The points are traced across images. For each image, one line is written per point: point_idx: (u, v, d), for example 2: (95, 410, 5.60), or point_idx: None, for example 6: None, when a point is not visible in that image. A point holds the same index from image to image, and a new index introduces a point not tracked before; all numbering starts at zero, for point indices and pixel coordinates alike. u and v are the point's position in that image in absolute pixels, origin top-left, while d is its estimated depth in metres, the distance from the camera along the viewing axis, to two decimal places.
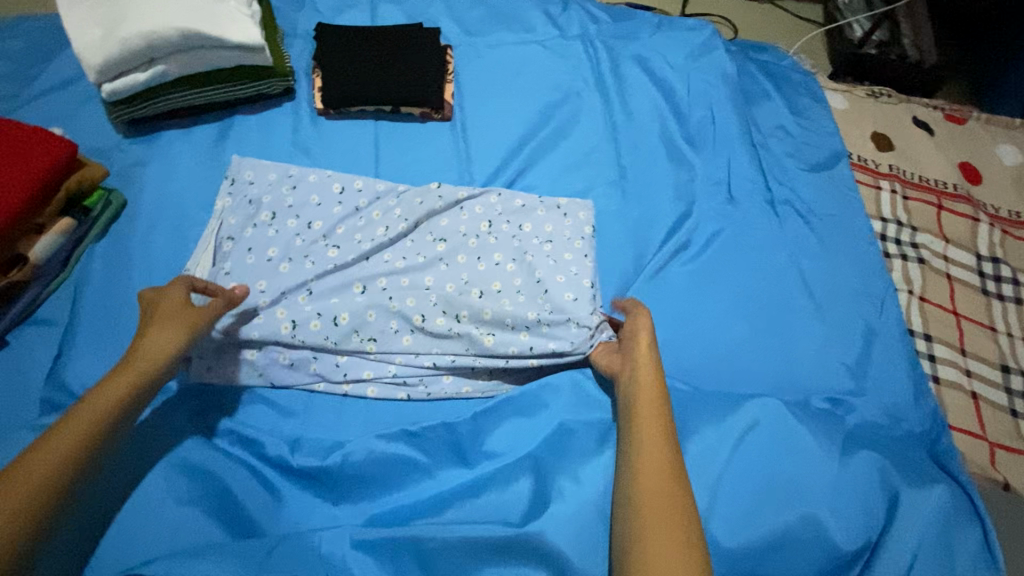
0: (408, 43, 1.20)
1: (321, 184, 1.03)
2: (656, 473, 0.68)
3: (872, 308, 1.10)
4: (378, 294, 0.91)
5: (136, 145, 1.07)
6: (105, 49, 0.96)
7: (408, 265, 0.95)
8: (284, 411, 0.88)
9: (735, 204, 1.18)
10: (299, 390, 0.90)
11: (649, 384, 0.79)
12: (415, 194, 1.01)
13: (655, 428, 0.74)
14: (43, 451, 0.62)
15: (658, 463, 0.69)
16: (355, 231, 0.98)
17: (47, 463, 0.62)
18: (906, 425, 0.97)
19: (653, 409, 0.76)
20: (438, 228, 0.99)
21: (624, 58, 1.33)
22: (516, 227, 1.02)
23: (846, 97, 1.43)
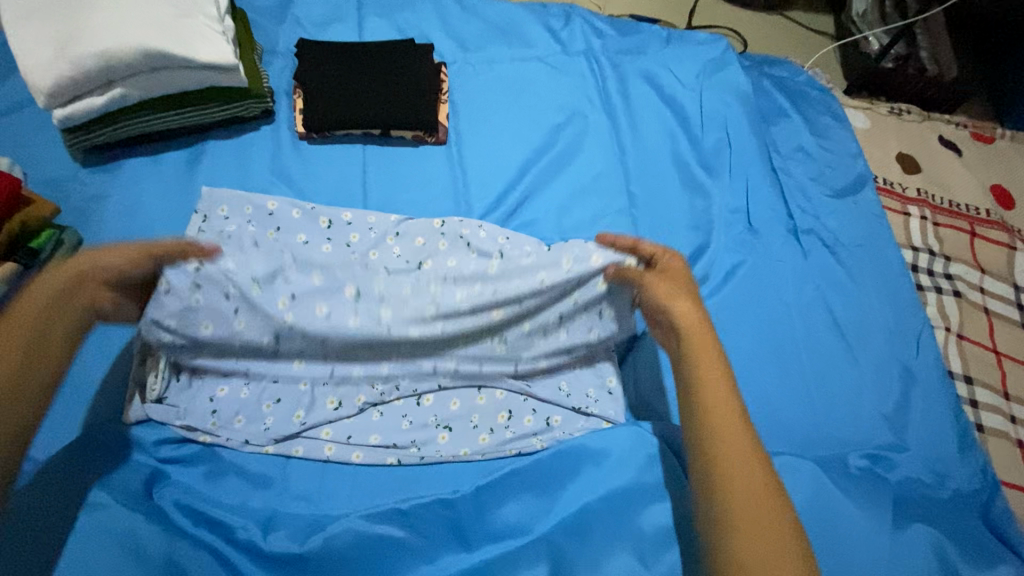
0: (397, 60, 1.10)
1: (307, 220, 0.94)
2: (741, 460, 0.60)
3: (908, 349, 1.00)
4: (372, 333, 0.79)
5: (95, 175, 0.97)
6: (57, 71, 0.85)
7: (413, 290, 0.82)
8: (257, 482, 0.78)
9: (756, 234, 1.08)
10: (277, 455, 0.80)
11: (704, 341, 0.69)
12: (418, 230, 0.93)
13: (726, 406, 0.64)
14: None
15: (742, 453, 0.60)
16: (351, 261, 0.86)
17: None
18: (952, 483, 0.87)
19: (717, 379, 0.65)
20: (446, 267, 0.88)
21: (632, 75, 1.24)
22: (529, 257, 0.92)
23: (866, 115, 1.34)
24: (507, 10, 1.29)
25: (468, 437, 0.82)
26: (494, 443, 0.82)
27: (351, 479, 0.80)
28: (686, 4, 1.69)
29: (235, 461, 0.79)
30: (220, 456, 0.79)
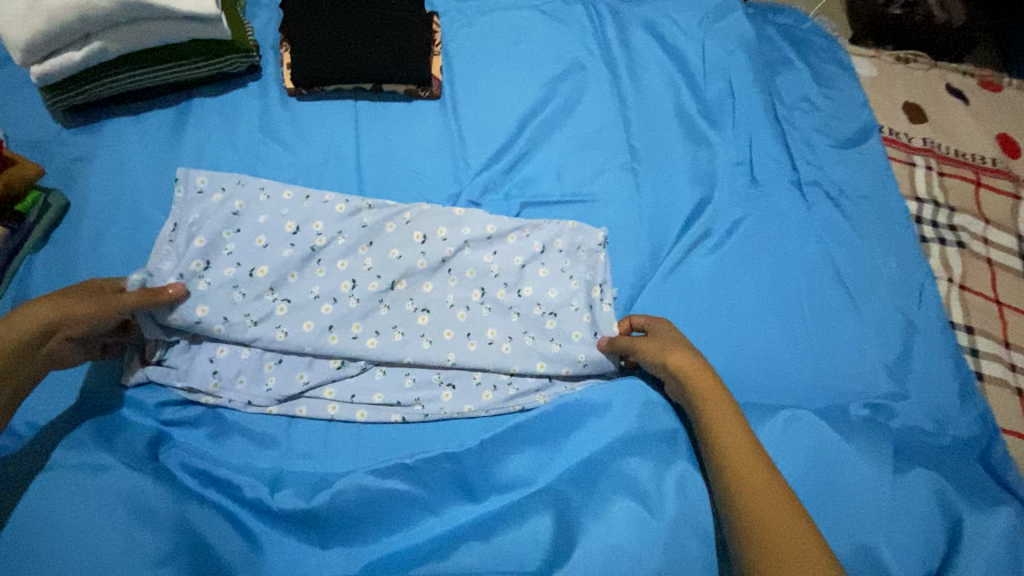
0: (388, 10, 1.05)
1: (274, 189, 0.89)
2: (766, 504, 0.60)
3: (910, 300, 1.00)
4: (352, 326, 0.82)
5: (78, 136, 0.93)
6: (30, 24, 0.81)
7: (404, 263, 0.86)
8: (261, 441, 0.78)
9: (759, 187, 1.06)
10: (281, 414, 0.80)
11: (710, 386, 0.71)
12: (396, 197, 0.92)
13: (743, 449, 0.66)
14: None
15: (764, 490, 0.61)
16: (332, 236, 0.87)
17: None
18: (952, 430, 0.88)
19: (730, 426, 0.68)
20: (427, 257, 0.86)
21: (632, 24, 1.19)
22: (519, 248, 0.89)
23: (873, 64, 1.30)
24: None
25: (472, 393, 0.81)
26: (498, 400, 0.81)
27: (354, 438, 0.80)
28: None
29: (238, 421, 0.79)
30: (222, 416, 0.79)
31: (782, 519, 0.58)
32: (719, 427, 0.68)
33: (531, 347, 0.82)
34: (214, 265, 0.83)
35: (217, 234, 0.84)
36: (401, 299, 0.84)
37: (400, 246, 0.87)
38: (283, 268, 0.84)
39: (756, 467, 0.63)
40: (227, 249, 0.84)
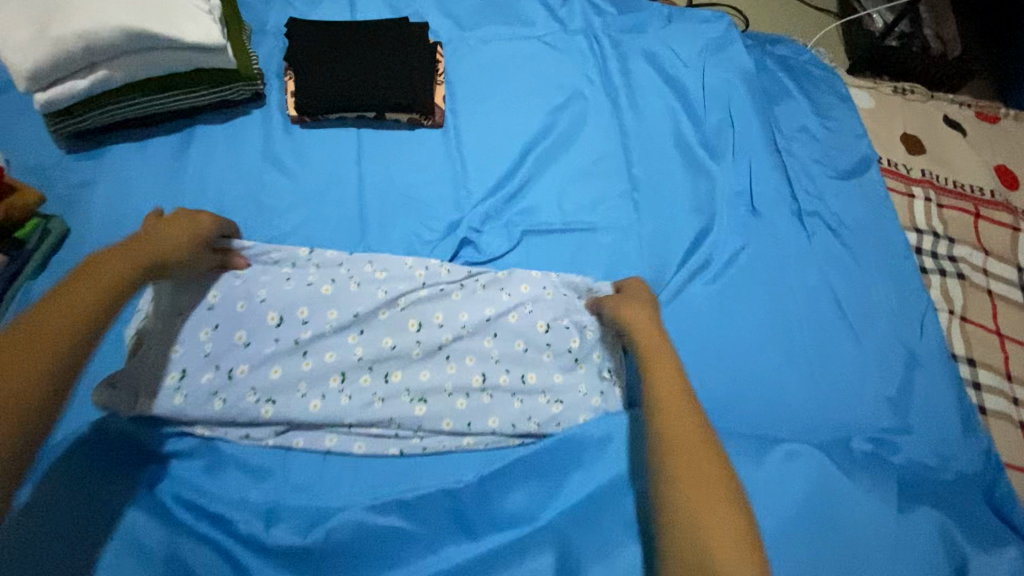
0: (392, 39, 1.07)
1: (253, 270, 0.85)
2: (682, 440, 0.65)
3: (912, 331, 1.00)
4: (338, 391, 0.79)
5: (80, 161, 0.93)
6: (35, 53, 0.81)
7: (399, 353, 0.81)
8: (257, 470, 0.78)
9: (759, 217, 1.07)
10: (278, 446, 0.79)
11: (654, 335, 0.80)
12: (388, 267, 0.88)
13: (675, 387, 0.72)
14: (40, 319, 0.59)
15: (690, 427, 0.67)
16: (319, 321, 0.81)
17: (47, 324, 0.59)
18: (956, 466, 0.87)
19: (662, 362, 0.75)
20: (423, 319, 0.83)
21: (633, 55, 1.20)
22: (521, 312, 0.86)
23: (871, 95, 1.32)
24: None
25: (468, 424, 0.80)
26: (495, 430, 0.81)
27: (351, 467, 0.79)
28: None
29: (233, 450, 0.78)
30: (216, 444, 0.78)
31: (700, 456, 0.64)
32: (656, 364, 0.75)
33: (522, 415, 0.81)
34: (190, 373, 0.77)
35: (195, 327, 0.80)
36: (396, 392, 0.80)
37: (392, 331, 0.82)
38: (265, 363, 0.78)
39: (682, 399, 0.71)
40: (205, 351, 0.79)
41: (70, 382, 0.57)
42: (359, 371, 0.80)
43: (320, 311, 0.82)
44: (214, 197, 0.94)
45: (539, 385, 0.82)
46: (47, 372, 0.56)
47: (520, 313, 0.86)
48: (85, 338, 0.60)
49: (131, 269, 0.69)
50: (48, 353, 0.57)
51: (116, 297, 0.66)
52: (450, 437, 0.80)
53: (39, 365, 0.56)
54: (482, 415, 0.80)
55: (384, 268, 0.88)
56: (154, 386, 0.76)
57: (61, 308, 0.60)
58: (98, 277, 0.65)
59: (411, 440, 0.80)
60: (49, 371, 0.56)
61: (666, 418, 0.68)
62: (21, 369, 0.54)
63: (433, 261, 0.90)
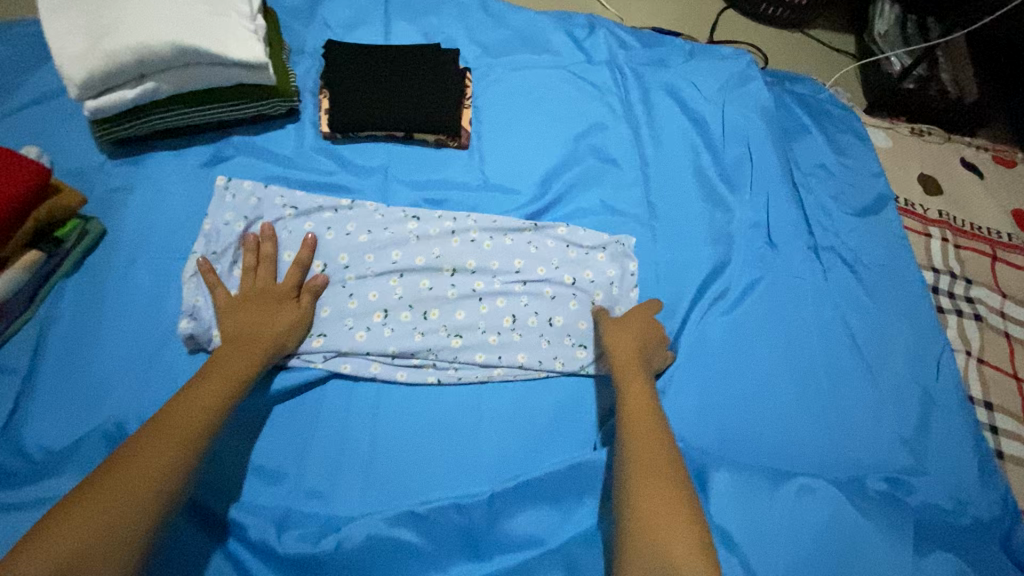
0: (425, 64, 1.11)
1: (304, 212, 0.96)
2: (654, 454, 0.69)
3: (928, 371, 0.99)
4: (381, 323, 0.89)
5: (120, 167, 0.97)
6: (89, 62, 0.85)
7: (436, 293, 0.92)
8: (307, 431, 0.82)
9: (775, 250, 1.08)
10: (327, 372, 0.85)
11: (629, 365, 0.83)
12: (423, 217, 0.99)
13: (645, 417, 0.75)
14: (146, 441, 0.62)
15: (657, 446, 0.71)
16: (360, 266, 0.93)
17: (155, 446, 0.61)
18: (972, 511, 0.86)
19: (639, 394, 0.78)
20: (452, 265, 0.95)
21: (654, 87, 1.24)
22: (536, 262, 0.98)
23: (888, 135, 1.34)
24: (531, 18, 1.29)
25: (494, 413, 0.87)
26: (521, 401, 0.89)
27: (364, 473, 0.80)
28: (709, 17, 1.68)
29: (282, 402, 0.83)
30: (254, 419, 0.81)
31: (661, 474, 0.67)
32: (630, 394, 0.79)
33: (546, 349, 0.90)
34: None
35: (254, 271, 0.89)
36: (435, 327, 0.90)
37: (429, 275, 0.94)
38: (315, 301, 0.89)
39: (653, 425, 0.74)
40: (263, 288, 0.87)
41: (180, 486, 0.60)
42: (398, 308, 0.90)
43: (360, 256, 0.94)
44: None
45: (556, 325, 0.92)
46: (170, 469, 0.60)
47: (535, 264, 0.98)
48: (204, 440, 0.65)
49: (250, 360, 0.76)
50: (176, 447, 0.62)
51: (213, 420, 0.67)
52: (483, 368, 0.89)
53: (157, 468, 0.59)
54: (510, 347, 0.90)
55: (416, 219, 0.99)
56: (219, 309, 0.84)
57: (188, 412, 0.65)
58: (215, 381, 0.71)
59: (447, 369, 0.88)
60: (166, 472, 0.60)
61: (640, 438, 0.72)
62: (149, 467, 0.59)
63: (459, 213, 1.01)
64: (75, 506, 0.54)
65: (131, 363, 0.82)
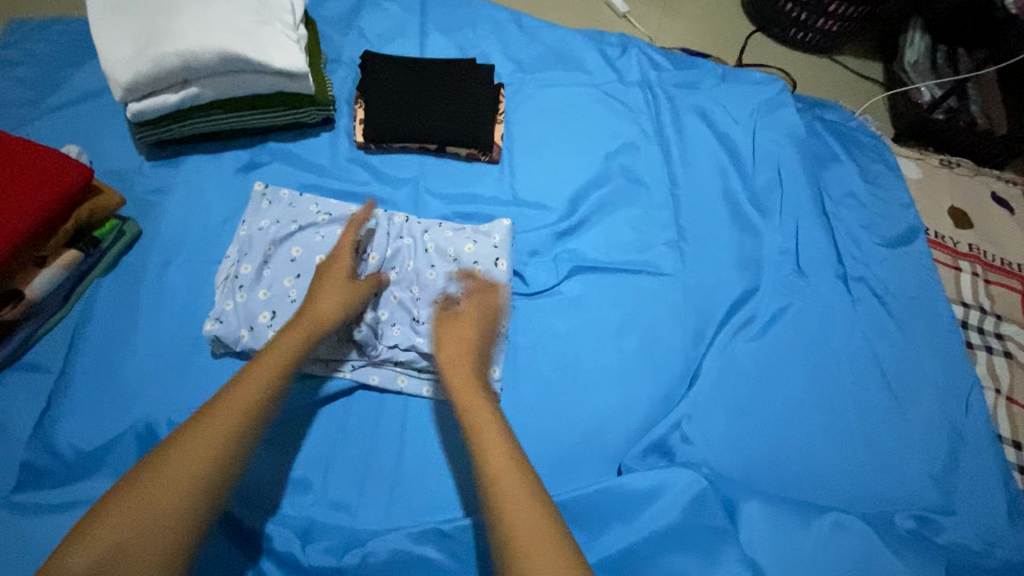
0: (460, 78, 1.11)
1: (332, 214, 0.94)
2: (501, 458, 0.58)
3: (957, 408, 0.98)
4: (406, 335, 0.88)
5: (158, 169, 0.99)
6: (136, 67, 0.87)
7: None
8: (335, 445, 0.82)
9: (804, 278, 1.07)
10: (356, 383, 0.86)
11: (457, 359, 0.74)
12: (449, 228, 0.99)
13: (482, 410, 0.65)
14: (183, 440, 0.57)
15: (490, 441, 0.60)
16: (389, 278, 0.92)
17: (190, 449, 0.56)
18: (1002, 554, 0.84)
19: (480, 403, 0.66)
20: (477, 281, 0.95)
21: (686, 109, 1.24)
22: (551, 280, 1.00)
23: (919, 165, 1.33)
24: (564, 36, 1.30)
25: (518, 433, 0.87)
26: (546, 421, 0.89)
27: (389, 487, 0.80)
28: (737, 40, 1.69)
29: (307, 412, 0.84)
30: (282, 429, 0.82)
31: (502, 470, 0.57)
32: (471, 403, 0.66)
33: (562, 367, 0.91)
34: (281, 313, 0.83)
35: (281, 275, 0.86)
36: None
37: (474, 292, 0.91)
38: None
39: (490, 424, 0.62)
40: (292, 296, 0.84)
41: (222, 479, 0.57)
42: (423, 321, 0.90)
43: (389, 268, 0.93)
44: None
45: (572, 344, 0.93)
46: (212, 467, 0.56)
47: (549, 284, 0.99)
48: (248, 437, 0.60)
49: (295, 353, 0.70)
50: (215, 444, 0.57)
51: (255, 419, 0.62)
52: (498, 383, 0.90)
53: (192, 471, 0.55)
54: None
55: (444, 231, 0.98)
56: (251, 316, 0.83)
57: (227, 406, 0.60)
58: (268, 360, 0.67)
59: None
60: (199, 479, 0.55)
61: (483, 443, 0.60)
62: (193, 463, 0.55)
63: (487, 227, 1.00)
64: (121, 499, 0.52)
65: (163, 366, 0.82)
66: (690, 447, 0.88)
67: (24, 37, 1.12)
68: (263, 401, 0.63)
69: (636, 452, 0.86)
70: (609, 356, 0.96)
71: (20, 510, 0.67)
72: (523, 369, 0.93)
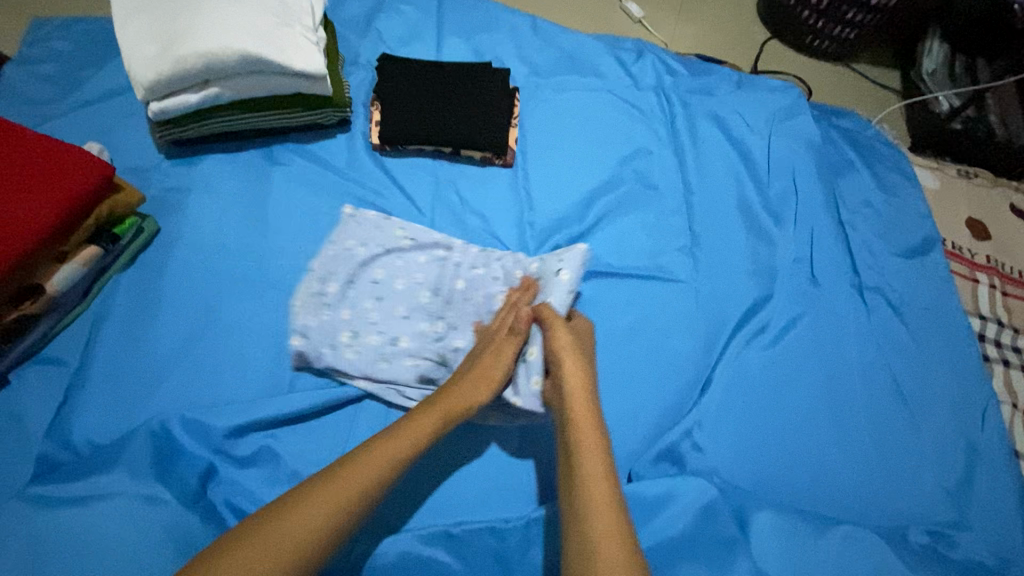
0: (476, 81, 1.12)
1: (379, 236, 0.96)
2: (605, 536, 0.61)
3: (972, 422, 0.96)
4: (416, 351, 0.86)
5: (176, 167, 1.00)
6: (158, 67, 0.88)
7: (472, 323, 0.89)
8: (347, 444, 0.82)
9: (819, 287, 1.06)
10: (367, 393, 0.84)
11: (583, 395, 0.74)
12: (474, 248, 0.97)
13: (595, 456, 0.68)
14: (305, 509, 0.60)
15: (602, 488, 0.65)
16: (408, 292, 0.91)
17: (308, 520, 0.60)
18: (1017, 571, 0.83)
19: (590, 432, 0.71)
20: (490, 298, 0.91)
21: (701, 115, 1.24)
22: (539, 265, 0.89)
23: (936, 176, 1.32)
24: (579, 40, 1.30)
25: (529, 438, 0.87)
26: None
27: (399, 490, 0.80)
28: (753, 46, 1.68)
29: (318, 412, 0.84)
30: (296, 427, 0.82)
31: (606, 532, 0.61)
32: (581, 428, 0.71)
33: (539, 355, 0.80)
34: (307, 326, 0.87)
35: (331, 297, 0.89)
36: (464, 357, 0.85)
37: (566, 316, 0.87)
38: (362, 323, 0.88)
39: (604, 477, 0.66)
40: (317, 309, 0.88)
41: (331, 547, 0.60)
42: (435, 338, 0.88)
43: (410, 282, 0.92)
44: (294, 215, 0.98)
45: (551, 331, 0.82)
46: (324, 534, 0.60)
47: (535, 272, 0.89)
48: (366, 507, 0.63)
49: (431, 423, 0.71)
50: (328, 516, 0.60)
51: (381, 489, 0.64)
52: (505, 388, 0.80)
53: (304, 535, 0.59)
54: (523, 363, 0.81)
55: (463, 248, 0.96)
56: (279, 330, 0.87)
57: (353, 475, 0.63)
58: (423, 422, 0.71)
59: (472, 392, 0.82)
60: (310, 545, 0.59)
61: (592, 497, 0.64)
62: (308, 530, 0.59)
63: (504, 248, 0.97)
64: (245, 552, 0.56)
65: (178, 363, 0.83)
66: (701, 455, 0.87)
67: (48, 35, 1.14)
68: (390, 474, 0.66)
69: (647, 459, 0.86)
70: (620, 362, 0.96)
71: (37, 502, 0.68)
72: None
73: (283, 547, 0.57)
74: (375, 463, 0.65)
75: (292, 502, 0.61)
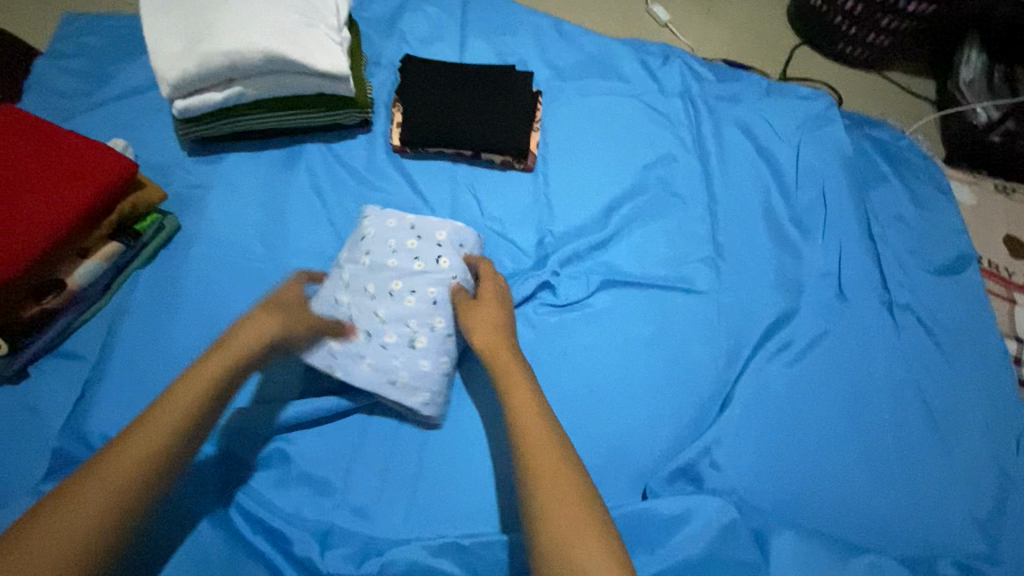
0: (498, 84, 1.10)
1: (377, 244, 0.90)
2: (541, 440, 0.58)
3: (1007, 449, 0.92)
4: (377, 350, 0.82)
5: (199, 165, 1.00)
6: (183, 66, 0.88)
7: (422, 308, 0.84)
8: (359, 449, 0.82)
9: (846, 303, 1.03)
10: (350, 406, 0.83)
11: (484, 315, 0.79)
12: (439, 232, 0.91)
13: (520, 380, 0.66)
14: (85, 485, 0.50)
15: (528, 404, 0.63)
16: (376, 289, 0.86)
17: (93, 495, 0.49)
18: None
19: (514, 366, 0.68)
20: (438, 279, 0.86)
21: (727, 122, 1.21)
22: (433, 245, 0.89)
23: (972, 191, 1.27)
24: (605, 44, 1.28)
25: None
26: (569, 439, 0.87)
27: (408, 499, 0.79)
28: (782, 52, 1.64)
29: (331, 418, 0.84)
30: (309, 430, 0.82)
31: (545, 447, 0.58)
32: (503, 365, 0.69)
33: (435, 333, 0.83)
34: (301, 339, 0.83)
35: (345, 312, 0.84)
36: (417, 351, 0.82)
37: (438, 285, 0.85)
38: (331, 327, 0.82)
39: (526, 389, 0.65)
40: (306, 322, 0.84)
41: (132, 514, 0.51)
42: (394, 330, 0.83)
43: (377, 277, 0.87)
44: (312, 215, 0.98)
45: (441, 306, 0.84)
46: (116, 504, 0.50)
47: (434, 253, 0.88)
48: (162, 472, 0.53)
49: (209, 376, 0.59)
50: (118, 484, 0.51)
51: (178, 447, 0.55)
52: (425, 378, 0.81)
53: (90, 511, 0.49)
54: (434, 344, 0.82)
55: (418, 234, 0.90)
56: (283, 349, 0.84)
57: (136, 442, 0.53)
58: (216, 364, 0.61)
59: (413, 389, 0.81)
60: (103, 516, 0.49)
61: (523, 414, 0.61)
62: (93, 501, 0.49)
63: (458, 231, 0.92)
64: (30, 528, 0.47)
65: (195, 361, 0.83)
66: (718, 474, 0.85)
67: (79, 30, 1.16)
68: (179, 438, 0.55)
69: (664, 476, 0.83)
70: (637, 374, 0.93)
71: None
72: (548, 385, 0.91)
73: (67, 527, 0.47)
74: (162, 429, 0.55)
75: (75, 472, 0.50)
